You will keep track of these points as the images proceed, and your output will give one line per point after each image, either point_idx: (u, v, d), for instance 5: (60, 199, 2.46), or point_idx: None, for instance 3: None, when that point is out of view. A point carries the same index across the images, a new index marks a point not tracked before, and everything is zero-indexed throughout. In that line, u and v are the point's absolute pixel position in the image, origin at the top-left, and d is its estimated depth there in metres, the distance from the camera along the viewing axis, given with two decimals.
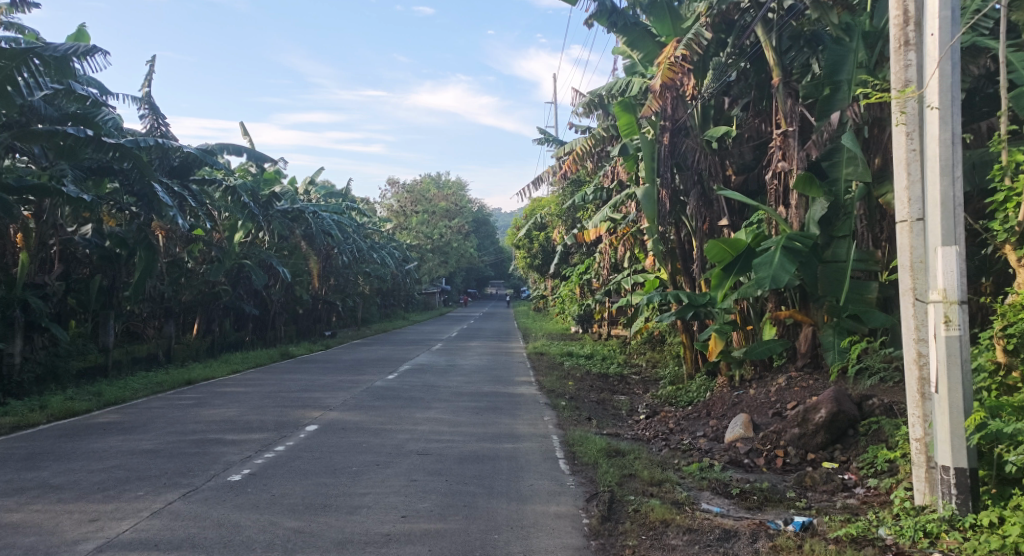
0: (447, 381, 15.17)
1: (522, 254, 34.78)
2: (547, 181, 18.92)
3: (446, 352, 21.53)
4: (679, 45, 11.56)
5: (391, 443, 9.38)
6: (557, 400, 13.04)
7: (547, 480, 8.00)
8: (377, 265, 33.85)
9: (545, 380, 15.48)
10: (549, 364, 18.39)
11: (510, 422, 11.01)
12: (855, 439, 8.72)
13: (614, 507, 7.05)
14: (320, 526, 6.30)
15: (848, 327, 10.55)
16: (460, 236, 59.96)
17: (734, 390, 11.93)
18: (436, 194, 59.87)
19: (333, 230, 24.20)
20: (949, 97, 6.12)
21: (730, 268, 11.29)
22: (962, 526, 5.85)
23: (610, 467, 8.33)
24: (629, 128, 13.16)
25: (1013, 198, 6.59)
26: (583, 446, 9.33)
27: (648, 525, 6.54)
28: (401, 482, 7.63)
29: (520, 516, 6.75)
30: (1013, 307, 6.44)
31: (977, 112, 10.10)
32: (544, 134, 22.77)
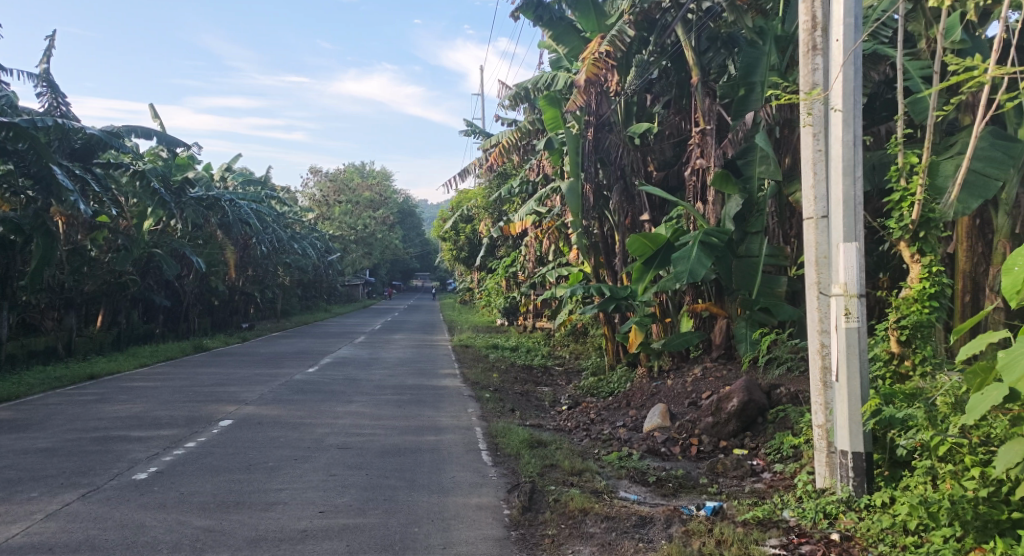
0: (370, 374, 15.14)
1: (448, 246, 34.72)
2: (473, 173, 19.03)
3: (368, 345, 21.39)
4: (602, 41, 11.76)
5: (311, 437, 9.35)
6: (481, 392, 13.18)
7: (469, 471, 8.13)
8: (298, 256, 33.35)
9: (470, 372, 15.62)
10: (473, 357, 18.49)
11: (434, 415, 11.09)
12: (764, 426, 9.11)
13: (535, 497, 7.22)
14: (232, 524, 6.26)
15: (759, 319, 11.06)
16: (385, 227, 59.43)
17: (653, 381, 12.26)
18: (360, 184, 59.38)
19: (250, 219, 23.71)
20: (851, 101, 6.45)
21: (650, 262, 11.64)
22: (857, 507, 6.20)
23: (532, 458, 8.52)
24: (555, 122, 13.32)
25: (907, 198, 6.88)
26: (505, 438, 9.50)
27: (568, 514, 6.73)
28: (319, 477, 7.64)
29: (441, 508, 6.85)
30: (907, 300, 6.85)
31: (877, 116, 10.57)
32: (470, 126, 22.81)
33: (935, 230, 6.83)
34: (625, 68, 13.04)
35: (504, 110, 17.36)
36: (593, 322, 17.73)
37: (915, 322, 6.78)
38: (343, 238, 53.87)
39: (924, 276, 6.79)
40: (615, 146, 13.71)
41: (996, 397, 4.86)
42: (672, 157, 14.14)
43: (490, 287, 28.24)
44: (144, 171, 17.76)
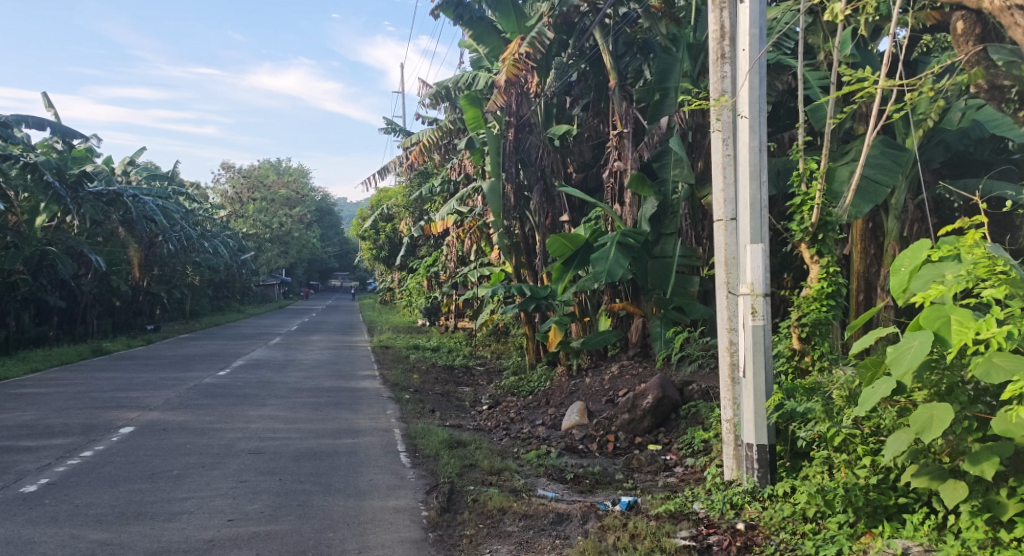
0: (285, 376, 14.91)
1: (368, 245, 34.41)
2: (393, 171, 18.95)
3: (284, 347, 21.04)
4: (522, 43, 11.88)
5: (220, 443, 9.19)
6: (401, 393, 13.16)
7: (387, 474, 8.14)
8: (208, 254, 32.44)
9: (390, 373, 15.54)
10: (393, 357, 18.41)
11: (351, 417, 11.02)
12: (676, 422, 9.40)
13: (453, 498, 7.30)
14: (131, 536, 6.14)
15: (673, 318, 11.35)
16: (302, 226, 58.38)
17: (572, 379, 12.50)
18: (275, 181, 58.17)
19: (155, 216, 22.95)
20: (757, 108, 6.73)
21: (569, 262, 11.80)
22: (761, 497, 6.51)
23: (451, 458, 8.60)
24: (476, 121, 13.17)
25: (808, 202, 7.21)
26: (425, 439, 9.53)
27: (486, 514, 6.83)
28: (229, 484, 7.54)
29: (357, 512, 6.86)
30: (807, 299, 7.20)
31: (781, 124, 11.01)
32: (390, 123, 22.69)
33: (832, 233, 7.17)
34: (545, 70, 13.18)
35: (425, 108, 17.34)
36: (515, 322, 17.91)
37: (814, 320, 7.15)
38: (257, 237, 52.77)
39: (822, 276, 7.15)
40: (536, 147, 13.90)
41: (885, 390, 5.14)
42: (591, 158, 14.36)
43: (411, 287, 28.16)
44: (36, 163, 17.08)
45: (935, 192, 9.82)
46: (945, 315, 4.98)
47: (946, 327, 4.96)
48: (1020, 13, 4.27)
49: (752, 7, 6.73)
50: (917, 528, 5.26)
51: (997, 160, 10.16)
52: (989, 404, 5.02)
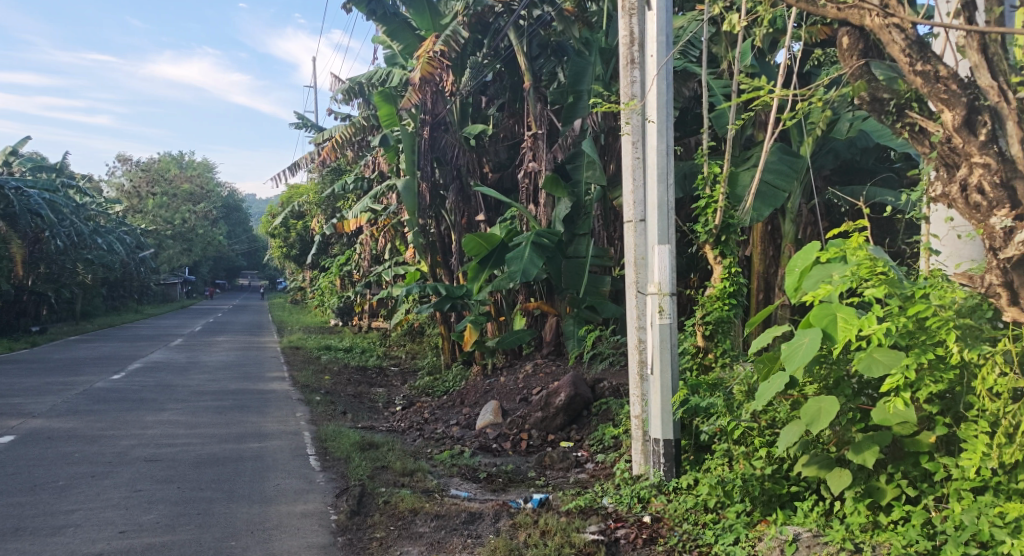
0: (187, 379, 14.50)
1: (277, 244, 33.70)
2: (305, 167, 18.70)
3: (185, 349, 20.41)
4: (437, 40, 11.93)
5: (112, 451, 8.89)
6: (311, 395, 12.98)
7: (295, 478, 8.05)
8: (103, 251, 31.15)
9: (299, 375, 15.29)
10: (304, 359, 18.11)
11: (258, 420, 10.83)
12: (588, 419, 9.58)
13: (365, 500, 7.27)
14: (10, 553, 5.90)
15: (586, 317, 11.53)
16: (206, 222, 56.64)
17: (486, 379, 12.59)
18: (178, 175, 56.27)
19: (42, 210, 21.92)
20: (664, 113, 6.95)
21: (485, 262, 11.83)
22: (667, 490, 6.73)
23: (363, 460, 8.56)
24: (390, 119, 13.06)
25: (712, 204, 7.47)
26: (336, 441, 9.44)
27: (397, 515, 6.83)
28: (121, 494, 7.33)
29: (262, 518, 6.77)
30: (710, 298, 7.45)
31: (689, 129, 11.36)
32: (302, 119, 22.32)
33: (734, 235, 7.46)
34: (460, 68, 13.15)
35: (337, 104, 17.16)
36: (430, 322, 17.92)
37: (716, 318, 7.40)
38: (157, 233, 51.00)
39: (725, 276, 7.42)
40: (449, 146, 13.84)
41: (779, 384, 5.42)
42: (506, 158, 14.51)
43: (323, 286, 27.72)
44: None
45: (826, 197, 10.30)
46: (832, 313, 5.27)
47: (833, 324, 5.26)
48: (897, 32, 4.63)
49: (660, 15, 6.95)
50: (807, 515, 5.54)
51: (882, 168, 10.77)
52: (872, 396, 5.35)
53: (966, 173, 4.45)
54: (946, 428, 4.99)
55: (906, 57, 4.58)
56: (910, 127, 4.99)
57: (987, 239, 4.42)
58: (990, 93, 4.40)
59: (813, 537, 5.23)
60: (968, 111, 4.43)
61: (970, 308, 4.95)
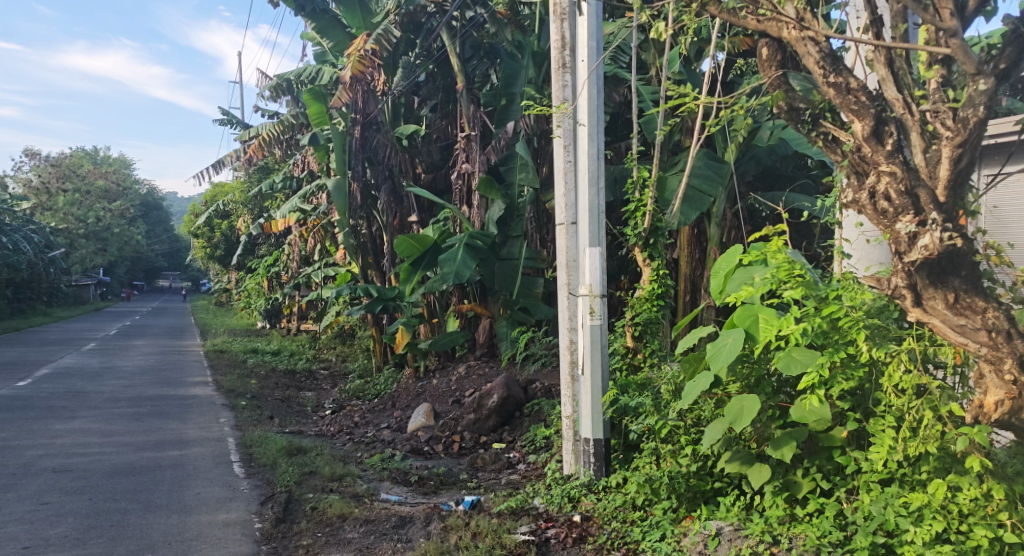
0: (101, 385, 14.05)
1: (201, 244, 32.88)
2: (229, 165, 18.35)
3: (100, 353, 19.74)
4: (368, 39, 11.81)
5: (18, 462, 8.57)
6: (235, 400, 12.73)
7: (218, 486, 7.91)
8: (10, 251, 29.83)
9: (223, 379, 14.97)
10: (229, 362, 17.74)
11: (177, 427, 10.58)
12: (520, 420, 9.67)
13: (291, 507, 7.19)
14: None
15: (519, 318, 11.77)
16: (123, 221, 54.78)
17: (419, 381, 12.56)
18: (94, 172, 54.32)
19: None
20: (595, 117, 7.07)
21: (418, 263, 11.80)
22: (597, 488, 6.84)
23: (289, 466, 8.45)
24: (319, 117, 13.06)
25: (641, 208, 7.62)
26: (261, 447, 9.31)
27: (325, 522, 6.78)
28: (28, 507, 7.09)
29: (181, 529, 6.64)
30: (639, 299, 7.60)
31: (619, 134, 11.54)
32: (227, 115, 21.90)
33: (662, 238, 7.64)
34: (392, 68, 13.06)
35: (264, 100, 16.92)
36: (361, 324, 17.78)
37: (645, 319, 7.58)
38: (70, 232, 49.13)
39: (653, 278, 7.59)
40: (381, 146, 13.80)
41: (704, 384, 5.57)
42: (440, 159, 14.54)
43: (250, 287, 27.17)
44: None
45: (748, 202, 10.61)
46: (754, 314, 5.45)
47: (756, 325, 5.43)
48: (812, 44, 4.85)
49: (590, 21, 7.07)
50: (730, 509, 5.72)
51: (800, 175, 11.18)
52: (790, 394, 5.57)
53: (875, 181, 4.61)
54: (857, 423, 5.21)
55: (820, 69, 4.79)
56: (824, 136, 5.19)
57: (893, 243, 4.57)
58: (896, 105, 4.66)
59: (735, 530, 5.48)
60: (876, 122, 4.65)
61: (879, 308, 5.24)
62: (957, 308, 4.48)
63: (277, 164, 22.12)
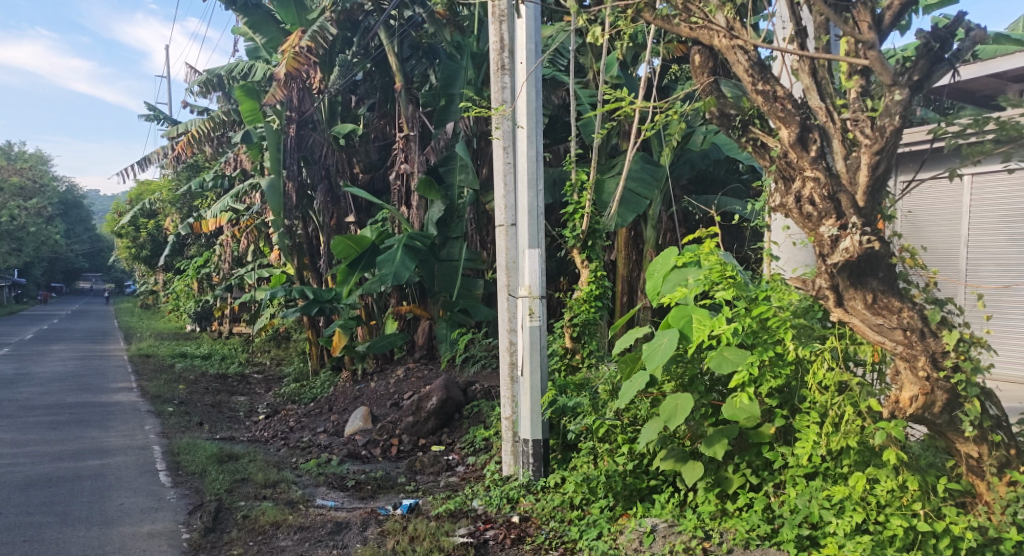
0: (16, 393, 13.53)
1: (126, 244, 31.90)
2: (156, 163, 17.90)
3: (16, 360, 19.00)
4: (303, 35, 11.67)
5: None
6: (163, 406, 12.41)
7: (143, 496, 7.72)
8: None
9: (149, 385, 14.57)
10: (156, 367, 17.25)
11: (99, 435, 10.28)
12: (459, 422, 9.67)
13: (222, 516, 7.07)
14: None
15: (458, 320, 11.69)
16: (43, 221, 52.78)
17: (357, 384, 12.46)
18: (12, 170, 52.25)
19: None
20: (534, 119, 7.13)
21: (355, 264, 11.69)
22: (536, 489, 6.90)
23: (220, 474, 8.28)
24: (252, 114, 12.59)
25: (580, 210, 7.69)
26: (190, 454, 9.10)
27: (257, 530, 6.69)
28: None
29: (103, 542, 6.49)
30: (578, 300, 7.69)
31: (558, 136, 11.64)
32: (154, 111, 21.37)
33: (600, 240, 7.76)
34: (329, 66, 12.95)
35: (193, 96, 16.58)
36: (297, 326, 17.59)
37: (584, 319, 7.66)
38: None
39: (591, 280, 7.70)
40: (318, 145, 13.59)
41: (640, 383, 5.70)
42: (377, 159, 14.38)
43: (178, 289, 26.47)
44: None
45: (683, 205, 10.82)
46: (688, 314, 5.62)
47: (689, 325, 5.60)
48: (742, 53, 5.01)
49: (528, 23, 7.14)
50: (664, 506, 5.86)
51: (731, 179, 11.47)
52: (722, 392, 5.71)
53: (800, 186, 4.77)
54: (784, 420, 5.39)
55: (750, 76, 4.96)
56: (754, 142, 5.33)
57: (817, 246, 4.73)
58: (819, 114, 4.90)
59: (669, 526, 5.66)
60: (801, 130, 4.82)
61: (804, 309, 5.35)
62: (875, 307, 4.69)
63: (207, 162, 21.66)
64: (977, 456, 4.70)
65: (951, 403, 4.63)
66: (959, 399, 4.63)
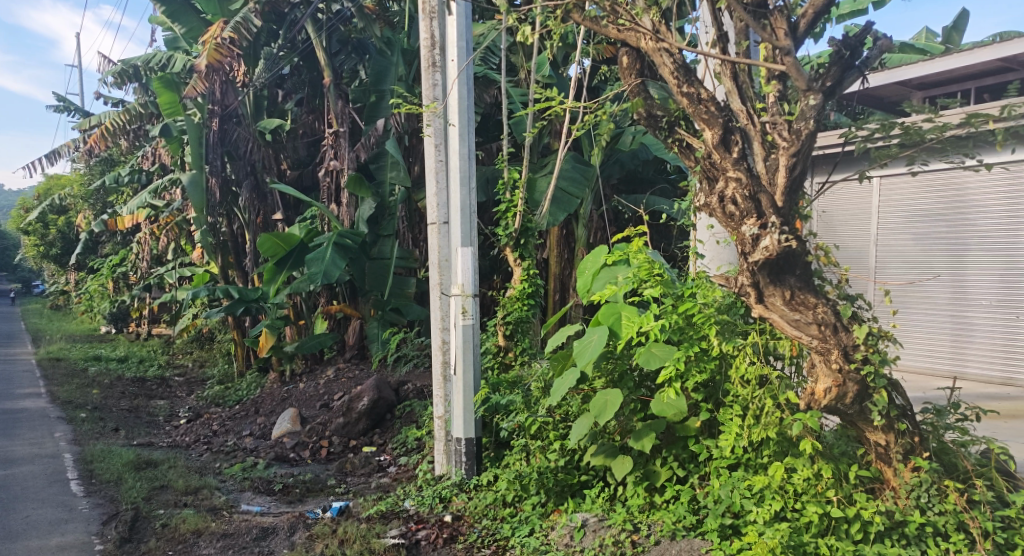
0: None
1: (34, 241, 30.48)
2: (67, 156, 17.18)
3: None
4: (225, 27, 11.34)
5: None
6: (75, 412, 11.92)
7: (52, 507, 7.41)
8: None
9: (60, 390, 13.95)
10: (67, 371, 16.53)
11: (5, 444, 9.83)
12: (391, 422, 9.59)
13: (138, 525, 6.86)
14: None
15: (390, 319, 11.59)
16: None
17: (285, 386, 12.22)
18: None
19: None
20: (465, 117, 7.10)
21: (282, 263, 11.39)
22: (468, 487, 6.91)
23: (137, 481, 7.99)
24: (171, 107, 12.38)
25: (512, 208, 7.76)
26: (105, 462, 8.75)
27: (176, 539, 6.52)
28: None
29: None
30: (511, 298, 7.68)
31: (490, 135, 11.67)
32: (64, 101, 20.50)
33: (533, 238, 7.79)
34: (254, 59, 12.66)
35: (107, 87, 15.97)
36: (222, 327, 17.15)
37: (516, 318, 7.64)
38: None
39: (524, 278, 7.70)
40: (243, 140, 12.97)
41: (571, 380, 5.77)
42: (305, 156, 14.25)
43: (92, 289, 25.42)
44: None
45: (613, 204, 10.98)
46: (617, 312, 5.74)
47: (619, 322, 5.72)
48: (667, 55, 5.13)
49: (459, 21, 7.09)
50: (595, 501, 5.94)
51: (660, 179, 11.68)
52: (650, 388, 5.83)
53: (723, 186, 4.90)
54: (708, 413, 5.54)
55: (674, 79, 5.09)
56: (679, 143, 5.49)
57: (739, 245, 4.88)
58: (740, 116, 5.04)
59: (599, 521, 5.69)
60: (723, 131, 4.97)
61: (728, 305, 5.50)
62: (793, 304, 4.84)
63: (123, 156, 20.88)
64: (885, 443, 4.93)
65: (861, 395, 4.85)
66: (868, 390, 4.84)
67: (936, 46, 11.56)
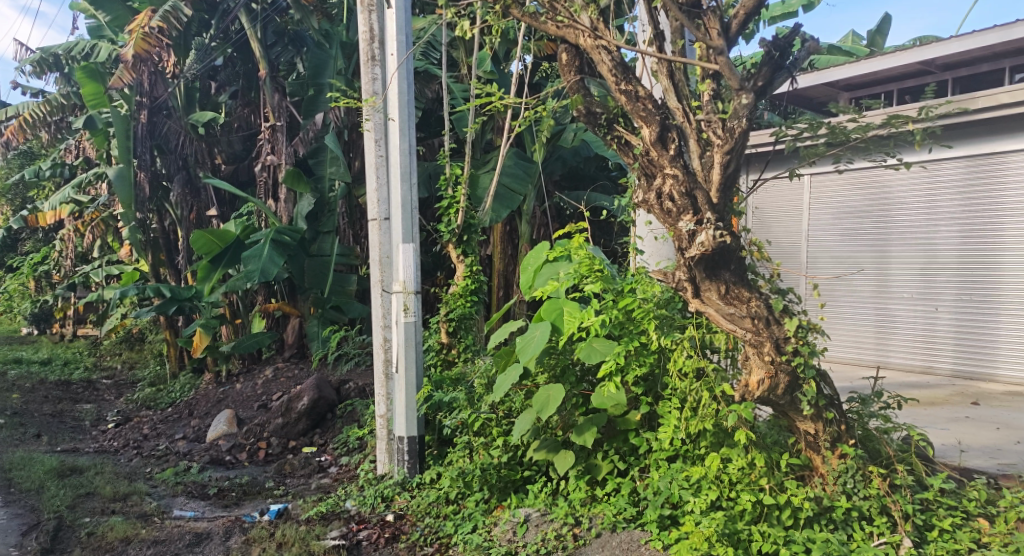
0: None
1: None
2: None
3: None
4: (153, 15, 10.96)
5: None
6: None
7: None
8: None
9: None
10: None
11: None
12: (332, 422, 9.42)
13: (62, 535, 6.57)
14: None
15: (331, 317, 11.33)
16: None
17: (220, 387, 11.89)
18: None
19: None
20: (404, 112, 7.03)
21: (218, 261, 11.08)
22: (410, 486, 6.87)
23: (61, 489, 7.63)
24: (96, 98, 11.85)
25: (454, 205, 7.73)
26: (25, 469, 8.34)
27: (105, 548, 6.27)
28: None
29: None
30: (454, 295, 7.64)
31: (431, 130, 11.59)
32: None
33: (476, 235, 7.79)
34: (183, 49, 12.26)
35: (26, 76, 15.23)
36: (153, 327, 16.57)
37: (460, 314, 7.61)
38: None
39: (467, 274, 7.70)
40: (175, 134, 12.73)
41: (514, 375, 5.80)
42: (241, 150, 13.88)
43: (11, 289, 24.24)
44: None
45: (555, 200, 11.04)
46: (559, 308, 5.79)
47: (560, 318, 5.77)
48: (605, 53, 5.18)
49: (398, 14, 7.04)
50: (537, 496, 5.96)
51: (601, 176, 11.79)
52: (592, 382, 5.90)
53: (660, 183, 4.99)
54: (648, 406, 5.63)
55: (613, 76, 5.13)
56: (618, 140, 5.46)
57: (676, 240, 4.97)
58: (677, 114, 5.12)
59: (541, 515, 5.75)
60: (660, 129, 5.04)
61: (665, 300, 5.55)
62: (728, 298, 4.96)
63: (46, 149, 19.98)
64: (814, 432, 5.08)
65: (792, 385, 4.98)
66: (799, 381, 4.98)
67: (862, 49, 11.98)
